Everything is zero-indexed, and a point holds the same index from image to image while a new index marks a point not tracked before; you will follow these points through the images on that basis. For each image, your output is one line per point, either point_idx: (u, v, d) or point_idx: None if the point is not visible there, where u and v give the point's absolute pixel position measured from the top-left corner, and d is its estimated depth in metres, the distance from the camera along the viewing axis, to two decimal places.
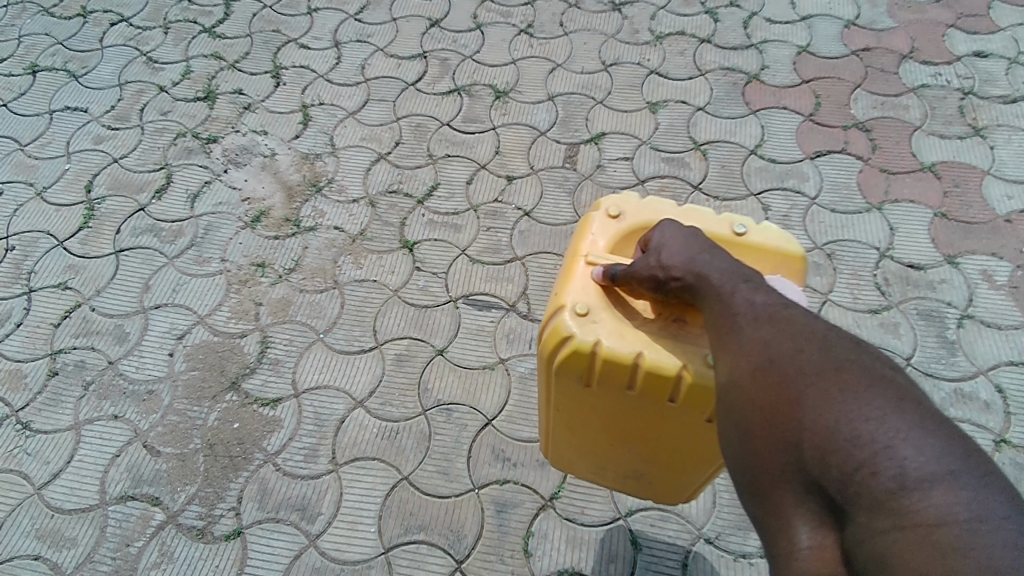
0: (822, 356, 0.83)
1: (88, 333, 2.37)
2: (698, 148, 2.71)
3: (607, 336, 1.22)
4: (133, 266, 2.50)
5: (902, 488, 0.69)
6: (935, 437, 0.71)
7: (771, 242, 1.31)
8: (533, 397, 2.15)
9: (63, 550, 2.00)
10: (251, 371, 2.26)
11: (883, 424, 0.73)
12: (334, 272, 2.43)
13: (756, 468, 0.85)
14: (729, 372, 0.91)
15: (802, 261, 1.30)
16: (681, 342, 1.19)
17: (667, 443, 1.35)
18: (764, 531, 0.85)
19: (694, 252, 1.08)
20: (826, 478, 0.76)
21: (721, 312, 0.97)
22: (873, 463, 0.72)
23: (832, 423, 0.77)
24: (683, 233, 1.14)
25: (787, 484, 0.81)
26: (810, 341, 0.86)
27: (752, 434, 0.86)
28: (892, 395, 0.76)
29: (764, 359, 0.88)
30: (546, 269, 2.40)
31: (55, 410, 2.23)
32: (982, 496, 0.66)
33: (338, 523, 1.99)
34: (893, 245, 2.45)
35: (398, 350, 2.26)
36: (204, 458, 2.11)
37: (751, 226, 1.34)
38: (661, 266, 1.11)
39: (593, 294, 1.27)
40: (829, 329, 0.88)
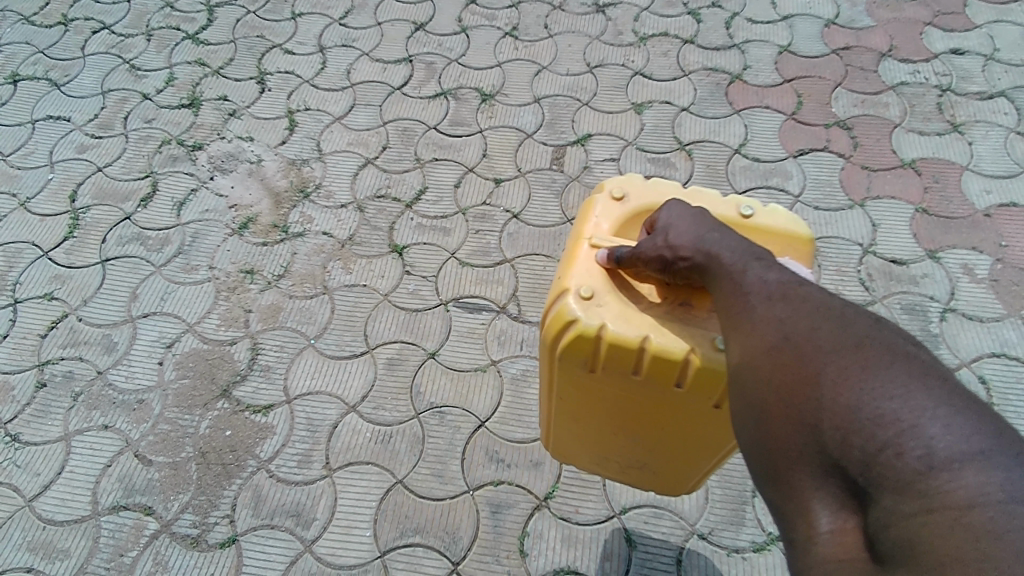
0: (839, 334, 0.85)
1: (75, 343, 2.36)
2: (684, 148, 2.74)
3: (613, 320, 1.23)
4: (120, 275, 2.49)
5: (930, 468, 0.70)
6: (963, 414, 0.73)
7: (778, 225, 1.34)
8: (524, 399, 2.17)
9: (56, 562, 1.99)
10: (242, 378, 2.25)
11: (907, 402, 0.75)
12: (324, 277, 2.44)
13: (774, 450, 0.87)
14: (744, 352, 0.93)
15: (809, 244, 1.32)
16: (689, 325, 1.21)
17: (672, 430, 1.37)
18: (783, 515, 0.87)
19: (703, 232, 1.10)
20: (846, 457, 0.78)
21: (733, 293, 0.99)
22: (898, 442, 0.73)
23: (853, 401, 0.79)
24: (691, 214, 1.16)
25: (806, 464, 0.83)
26: (826, 318, 0.88)
27: (768, 415, 0.88)
28: (915, 371, 0.78)
29: (779, 337, 0.90)
30: (535, 270, 2.42)
31: (44, 422, 2.22)
32: (1014, 475, 0.68)
33: (333, 528, 2.00)
34: (876, 240, 2.49)
35: (389, 354, 2.26)
36: (197, 466, 2.11)
37: (758, 208, 1.36)
38: (669, 247, 1.13)
39: (598, 278, 1.29)
40: (844, 305, 0.90)
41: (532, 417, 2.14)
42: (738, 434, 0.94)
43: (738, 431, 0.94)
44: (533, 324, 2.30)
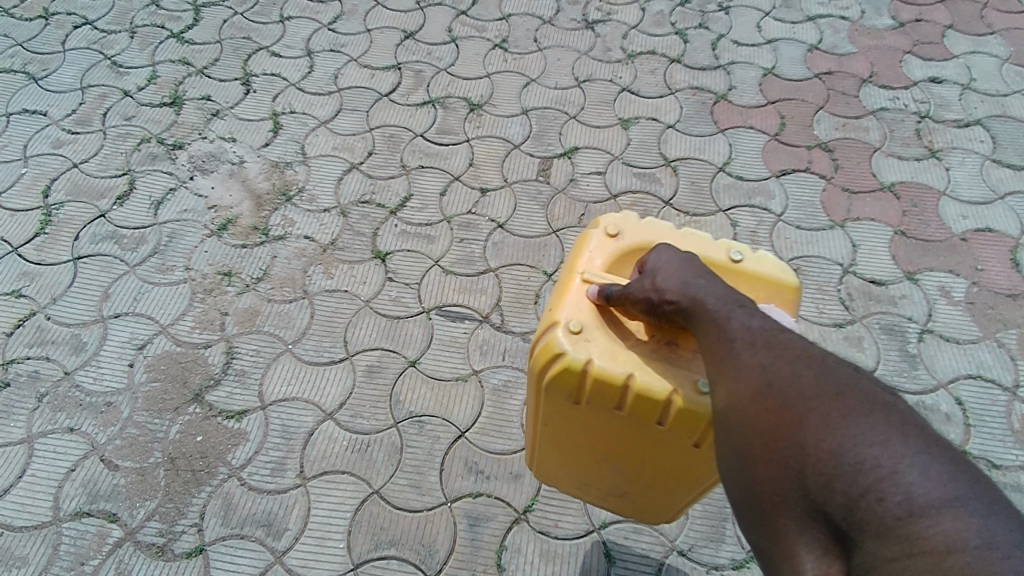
0: (820, 382, 0.91)
1: (42, 342, 2.29)
2: (669, 164, 2.76)
3: (600, 356, 1.22)
4: (92, 274, 2.43)
5: (910, 514, 0.76)
6: (938, 462, 0.79)
7: (767, 271, 1.33)
8: (506, 410, 2.13)
9: (12, 570, 1.90)
10: (215, 382, 2.19)
11: (886, 450, 0.81)
12: (304, 281, 2.39)
13: (760, 493, 0.92)
14: (729, 397, 0.98)
15: (794, 291, 1.32)
16: (674, 365, 1.20)
17: (654, 465, 1.36)
18: (769, 556, 0.93)
19: (689, 277, 1.12)
20: (830, 502, 0.84)
21: (716, 336, 1.03)
22: (879, 488, 0.79)
23: (836, 448, 0.85)
24: (679, 258, 1.17)
25: (790, 508, 0.89)
26: (808, 366, 0.94)
27: (755, 459, 0.93)
28: (894, 421, 0.84)
29: (763, 383, 0.95)
30: (518, 280, 2.40)
31: (6, 422, 2.14)
32: (988, 522, 0.73)
33: (306, 539, 1.94)
34: (856, 260, 2.53)
35: (369, 361, 2.22)
36: (166, 472, 2.04)
37: (747, 253, 1.35)
38: (656, 289, 1.14)
39: (587, 312, 1.27)
40: (824, 355, 0.96)
41: (512, 428, 2.10)
42: (725, 477, 0.99)
43: (726, 475, 0.99)
44: (516, 335, 2.28)
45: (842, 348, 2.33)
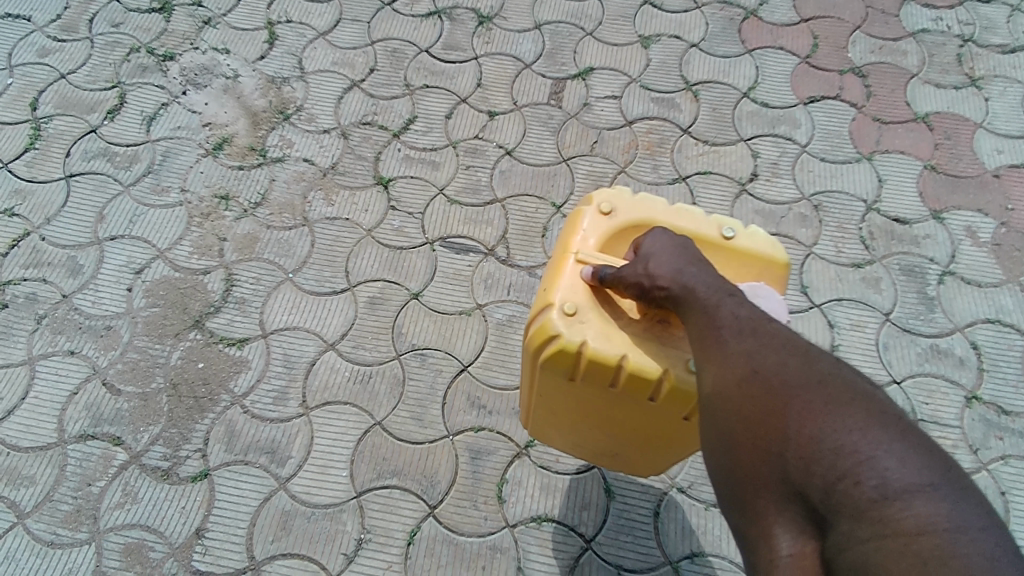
0: (805, 370, 0.92)
1: (38, 264, 2.24)
2: (690, 88, 2.60)
3: (595, 337, 1.21)
4: (86, 193, 2.36)
5: (884, 497, 0.77)
6: (915, 449, 0.80)
7: (758, 247, 1.30)
8: (510, 345, 2.09)
9: (21, 489, 1.91)
10: (215, 310, 2.15)
11: (865, 436, 0.81)
12: (304, 207, 2.31)
13: (742, 479, 0.93)
14: (716, 381, 0.98)
15: (785, 269, 1.31)
16: (666, 345, 1.19)
17: (645, 435, 1.35)
18: (747, 537, 0.94)
19: (682, 265, 1.10)
20: (808, 486, 0.85)
21: (704, 323, 1.02)
22: (856, 473, 0.80)
23: (817, 433, 0.85)
24: (673, 243, 1.17)
25: (770, 491, 0.89)
26: (794, 355, 0.94)
27: (738, 445, 0.94)
28: (875, 409, 0.85)
29: (749, 369, 0.95)
30: (526, 211, 2.31)
31: (7, 344, 2.12)
32: (959, 508, 0.74)
33: (308, 467, 1.93)
34: (880, 197, 2.42)
35: (371, 292, 2.17)
36: (168, 398, 2.03)
37: (739, 230, 1.32)
38: (648, 276, 1.13)
39: (582, 293, 1.25)
40: (810, 345, 0.96)
41: (516, 363, 2.06)
42: (709, 460, 1.00)
43: (709, 458, 1.00)
44: (522, 268, 2.21)
45: (859, 289, 2.25)
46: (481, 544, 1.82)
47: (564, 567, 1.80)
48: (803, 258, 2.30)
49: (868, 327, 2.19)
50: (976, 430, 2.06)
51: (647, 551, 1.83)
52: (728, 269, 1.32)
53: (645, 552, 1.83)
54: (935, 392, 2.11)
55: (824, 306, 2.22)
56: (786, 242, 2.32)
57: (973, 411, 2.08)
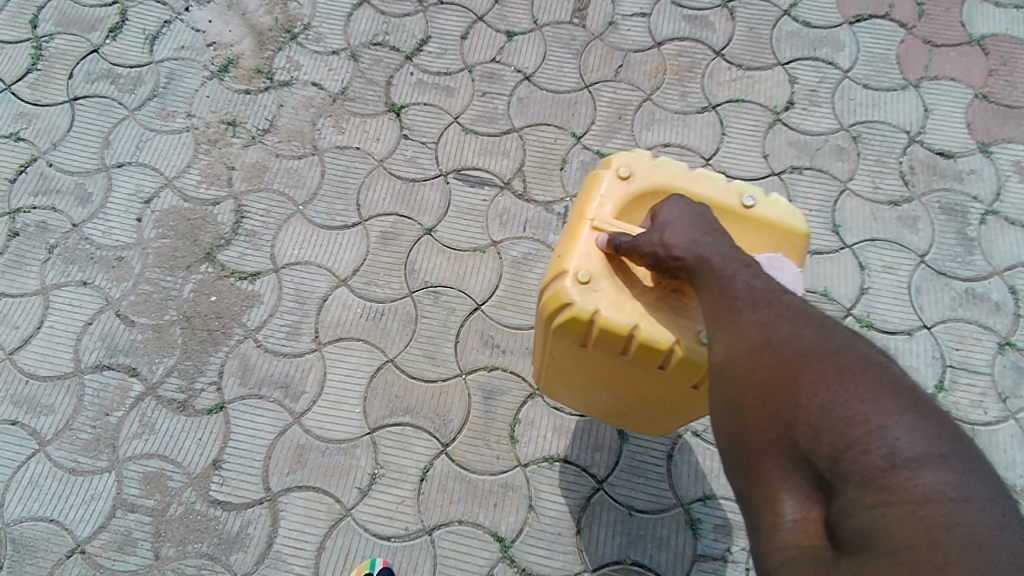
0: (819, 340, 0.88)
1: (47, 191, 2.20)
2: (725, 5, 2.40)
3: (608, 307, 1.17)
4: (90, 117, 2.28)
5: (893, 466, 0.76)
6: (925, 419, 0.79)
7: (778, 217, 1.24)
8: (525, 283, 2.03)
9: (41, 416, 1.93)
10: (226, 242, 2.11)
11: (877, 406, 0.80)
12: (313, 136, 2.23)
13: (748, 445, 0.91)
14: (728, 351, 0.95)
15: (804, 240, 1.25)
16: (678, 316, 1.16)
17: (655, 402, 1.33)
18: (750, 501, 0.92)
19: (698, 235, 1.07)
20: (815, 453, 0.83)
21: (719, 293, 0.99)
22: (865, 441, 0.78)
23: (828, 402, 0.82)
24: (690, 212, 1.12)
25: (776, 458, 0.87)
26: (808, 325, 0.91)
27: (746, 412, 0.91)
28: (886, 379, 0.83)
29: (763, 340, 0.91)
30: (544, 142, 2.21)
31: (20, 272, 2.10)
32: (966, 478, 0.75)
33: (322, 403, 1.92)
34: (925, 128, 2.26)
35: (383, 227, 2.10)
36: (182, 330, 2.01)
37: (760, 198, 1.26)
38: (664, 246, 1.09)
39: (596, 261, 1.20)
40: (821, 314, 0.93)
41: (531, 302, 2.01)
42: (714, 425, 0.98)
43: (715, 422, 0.97)
44: (539, 203, 2.13)
45: (894, 228, 2.14)
46: (493, 482, 1.83)
47: (575, 506, 1.81)
48: (837, 194, 2.17)
49: (902, 269, 2.09)
50: (1007, 377, 1.98)
51: (658, 492, 1.82)
52: (746, 238, 1.26)
53: (657, 492, 1.82)
54: (967, 337, 2.02)
55: (856, 246, 2.12)
56: (820, 177, 2.19)
57: (1005, 357, 2.00)
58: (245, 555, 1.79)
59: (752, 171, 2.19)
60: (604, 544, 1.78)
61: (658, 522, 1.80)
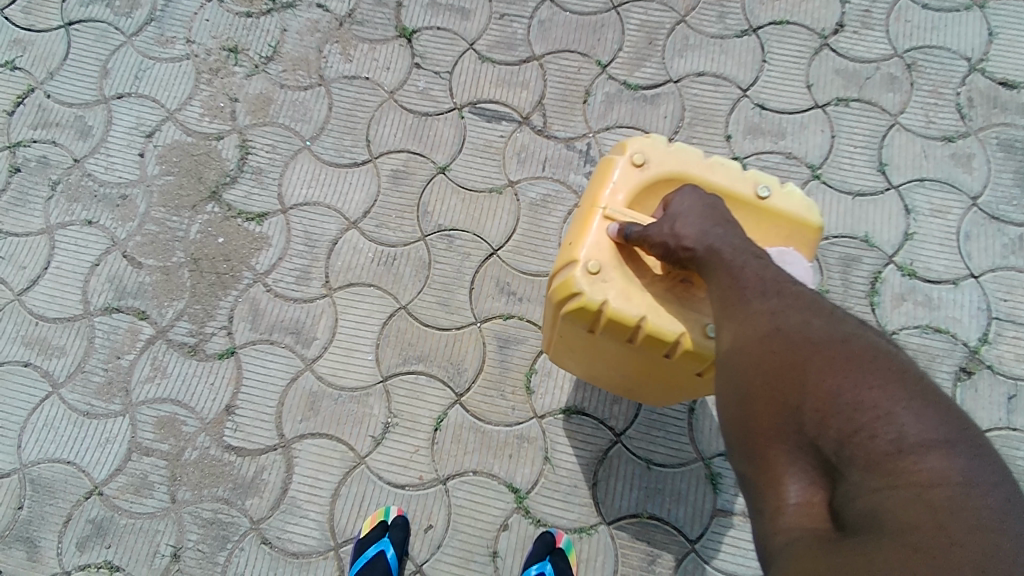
0: (829, 329, 0.87)
1: (46, 124, 2.10)
2: None
3: (616, 297, 1.19)
4: (87, 44, 2.16)
5: (899, 451, 0.75)
6: (934, 407, 0.78)
7: (792, 209, 1.25)
8: (544, 226, 1.93)
9: (53, 359, 1.90)
10: (232, 180, 2.02)
11: (885, 392, 0.78)
12: (319, 64, 2.09)
13: (753, 431, 0.89)
14: (736, 338, 0.93)
15: (816, 233, 1.25)
16: (685, 307, 1.19)
17: (659, 383, 1.36)
18: (753, 486, 0.90)
19: (708, 225, 1.07)
20: (822, 438, 0.81)
21: (728, 281, 0.99)
22: (873, 427, 0.77)
23: (836, 388, 0.81)
24: (703, 203, 1.13)
25: (781, 444, 0.85)
26: (818, 314, 0.90)
27: (750, 396, 0.89)
28: (894, 366, 0.82)
29: (772, 327, 0.90)
30: (566, 72, 2.05)
31: (24, 210, 2.03)
32: (973, 464, 0.74)
33: (335, 349, 1.87)
34: (988, 55, 2.04)
35: (394, 165, 1.99)
36: (190, 272, 1.95)
37: (775, 188, 1.26)
38: (674, 236, 1.09)
39: (606, 250, 1.21)
40: (827, 305, 0.92)
41: (550, 248, 1.91)
42: (719, 408, 0.96)
43: (720, 406, 0.95)
44: (560, 140, 1.99)
45: (946, 168, 1.97)
46: (508, 433, 1.78)
47: (592, 459, 1.76)
48: (886, 129, 1.99)
49: (952, 212, 1.94)
50: None
51: (679, 446, 1.77)
52: (758, 229, 1.27)
53: (677, 446, 1.77)
54: (1017, 287, 1.89)
55: (903, 187, 1.96)
56: (868, 110, 2.01)
57: None
58: (260, 500, 1.78)
59: (793, 103, 2.01)
60: (621, 497, 1.74)
61: (677, 476, 1.75)
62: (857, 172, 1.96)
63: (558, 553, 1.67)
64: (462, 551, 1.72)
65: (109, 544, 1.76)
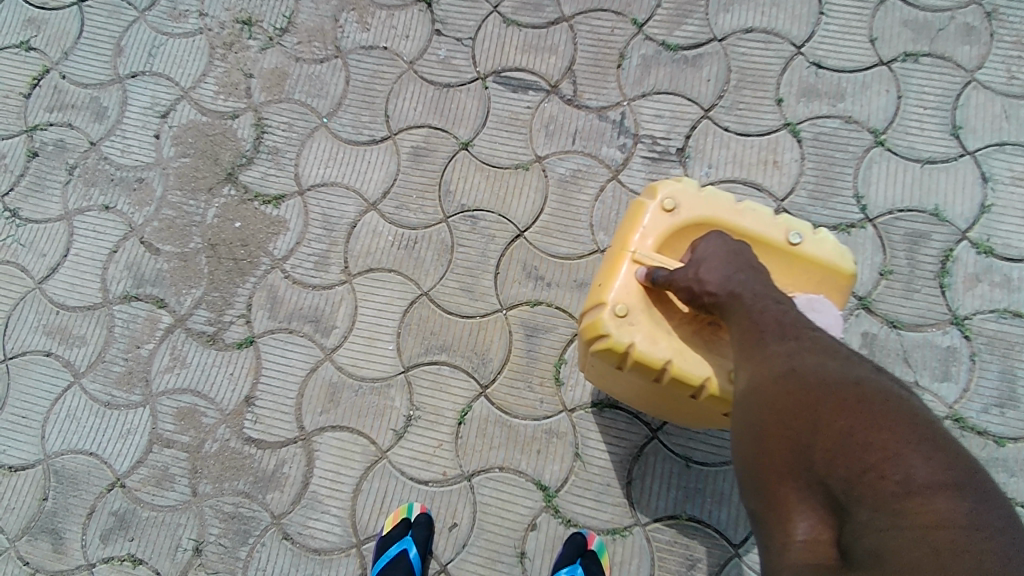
0: (842, 370, 0.91)
1: (62, 106, 2.04)
2: None
3: (643, 341, 1.20)
4: (100, 20, 2.08)
5: (906, 492, 0.78)
6: (940, 451, 0.80)
7: (824, 256, 1.24)
8: (574, 203, 1.79)
9: (75, 348, 1.87)
10: (248, 161, 1.93)
11: (893, 434, 0.82)
12: (335, 35, 1.98)
13: (765, 467, 0.93)
14: (752, 376, 0.97)
15: (848, 280, 1.24)
16: (712, 352, 1.19)
17: (686, 418, 1.37)
18: (764, 522, 0.95)
19: (731, 271, 1.08)
20: (831, 477, 0.85)
21: (746, 322, 1.02)
22: (881, 468, 0.80)
23: (845, 429, 0.84)
24: (727, 249, 1.13)
25: (791, 481, 0.90)
26: (832, 356, 0.94)
27: (764, 434, 0.93)
28: (907, 411, 0.85)
29: (786, 367, 0.94)
30: (599, 34, 1.88)
31: (42, 196, 1.99)
32: (978, 508, 0.76)
33: (355, 338, 1.78)
34: None
35: (415, 141, 1.87)
36: (207, 259, 1.88)
37: (807, 235, 1.25)
38: (698, 281, 1.10)
39: (635, 294, 1.22)
40: (844, 352, 0.96)
41: (581, 228, 1.77)
42: (733, 443, 1.00)
43: (735, 441, 1.00)
44: (591, 110, 1.84)
45: None
46: (536, 428, 1.67)
47: (625, 456, 1.64)
48: (960, 86, 1.77)
49: None
50: None
51: (721, 443, 1.63)
52: (787, 276, 1.25)
53: (719, 443, 1.63)
54: None
55: (980, 153, 1.73)
56: (940, 65, 1.78)
57: None
58: (281, 495, 1.72)
59: (854, 61, 1.80)
60: (658, 497, 1.62)
61: (719, 476, 1.62)
62: (926, 137, 1.75)
63: (589, 556, 1.57)
64: (488, 552, 1.63)
65: (132, 537, 1.74)
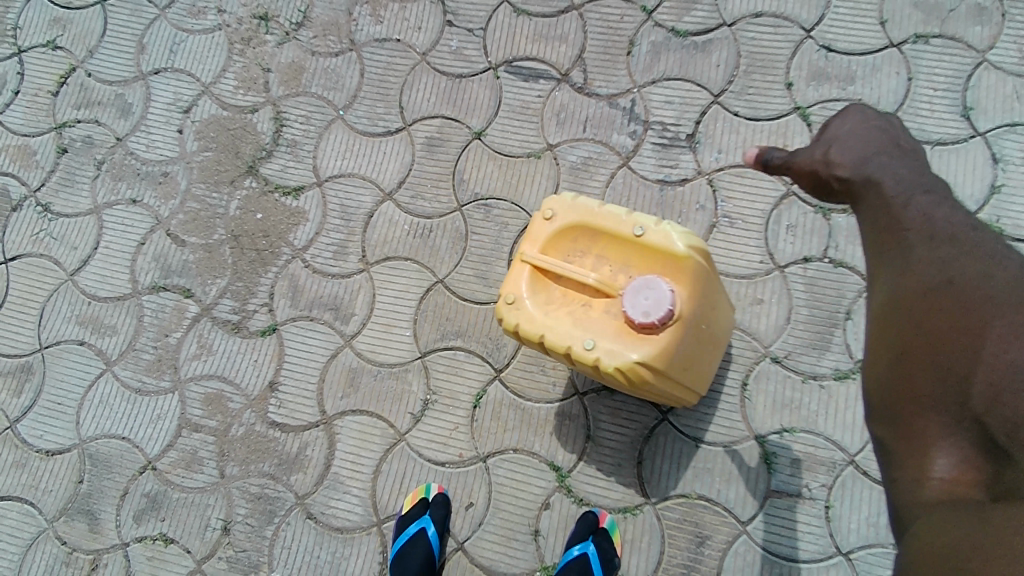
0: (1011, 289, 0.88)
1: (89, 103, 2.11)
2: None
3: (527, 322, 1.34)
4: (123, 19, 2.15)
5: None
6: None
7: (661, 245, 1.32)
8: (585, 190, 1.82)
9: (106, 337, 1.95)
10: (268, 154, 1.98)
11: None
12: (350, 28, 2.02)
13: (908, 398, 0.90)
14: (895, 289, 0.96)
15: (687, 264, 1.31)
16: (576, 327, 1.33)
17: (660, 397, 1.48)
18: (896, 457, 0.92)
19: (868, 153, 1.07)
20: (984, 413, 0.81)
21: (886, 219, 1.02)
22: None
23: (1017, 359, 0.81)
24: (867, 124, 1.10)
25: (936, 414, 0.87)
26: (998, 274, 0.90)
27: (907, 360, 0.91)
28: None
29: (941, 283, 0.92)
30: (609, 22, 1.90)
31: (72, 191, 2.06)
32: None
33: (373, 325, 1.84)
34: None
35: (429, 132, 1.91)
36: (231, 250, 1.94)
37: (649, 226, 1.34)
38: (827, 162, 1.10)
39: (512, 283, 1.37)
40: (1007, 257, 0.93)
41: None
42: (870, 376, 0.98)
43: (870, 363, 0.99)
44: (602, 98, 1.86)
45: None
46: (549, 411, 1.72)
47: (636, 437, 1.68)
48: (971, 67, 1.76)
49: None
50: None
51: (730, 424, 1.66)
52: (643, 265, 1.35)
53: (728, 424, 1.66)
54: None
55: (991, 134, 1.73)
56: (951, 46, 1.77)
57: None
58: (304, 476, 1.79)
59: (865, 43, 1.80)
60: (668, 477, 1.65)
61: (728, 456, 1.64)
62: (937, 118, 1.74)
63: (601, 533, 1.61)
64: (504, 530, 1.68)
65: (163, 518, 1.82)
